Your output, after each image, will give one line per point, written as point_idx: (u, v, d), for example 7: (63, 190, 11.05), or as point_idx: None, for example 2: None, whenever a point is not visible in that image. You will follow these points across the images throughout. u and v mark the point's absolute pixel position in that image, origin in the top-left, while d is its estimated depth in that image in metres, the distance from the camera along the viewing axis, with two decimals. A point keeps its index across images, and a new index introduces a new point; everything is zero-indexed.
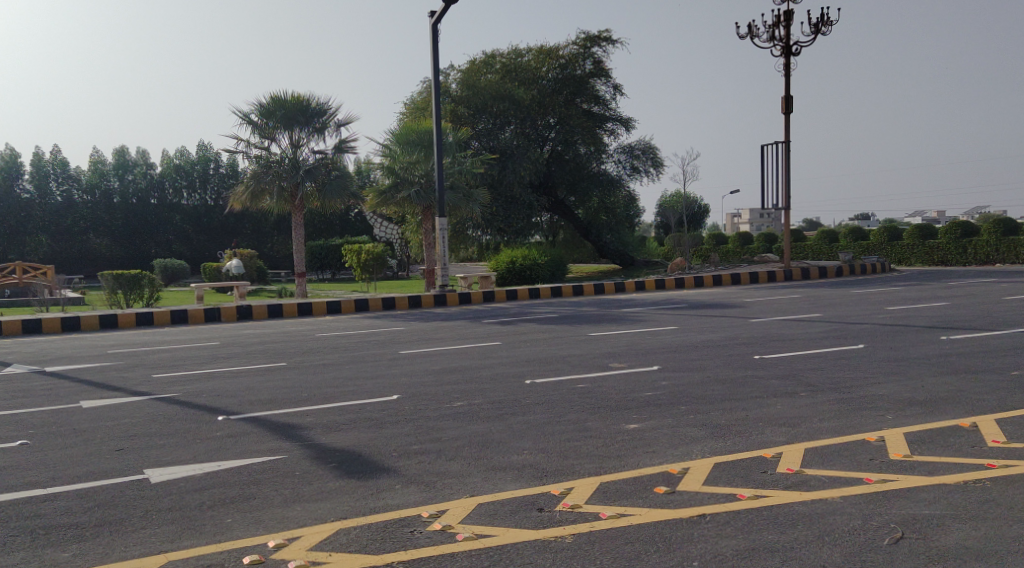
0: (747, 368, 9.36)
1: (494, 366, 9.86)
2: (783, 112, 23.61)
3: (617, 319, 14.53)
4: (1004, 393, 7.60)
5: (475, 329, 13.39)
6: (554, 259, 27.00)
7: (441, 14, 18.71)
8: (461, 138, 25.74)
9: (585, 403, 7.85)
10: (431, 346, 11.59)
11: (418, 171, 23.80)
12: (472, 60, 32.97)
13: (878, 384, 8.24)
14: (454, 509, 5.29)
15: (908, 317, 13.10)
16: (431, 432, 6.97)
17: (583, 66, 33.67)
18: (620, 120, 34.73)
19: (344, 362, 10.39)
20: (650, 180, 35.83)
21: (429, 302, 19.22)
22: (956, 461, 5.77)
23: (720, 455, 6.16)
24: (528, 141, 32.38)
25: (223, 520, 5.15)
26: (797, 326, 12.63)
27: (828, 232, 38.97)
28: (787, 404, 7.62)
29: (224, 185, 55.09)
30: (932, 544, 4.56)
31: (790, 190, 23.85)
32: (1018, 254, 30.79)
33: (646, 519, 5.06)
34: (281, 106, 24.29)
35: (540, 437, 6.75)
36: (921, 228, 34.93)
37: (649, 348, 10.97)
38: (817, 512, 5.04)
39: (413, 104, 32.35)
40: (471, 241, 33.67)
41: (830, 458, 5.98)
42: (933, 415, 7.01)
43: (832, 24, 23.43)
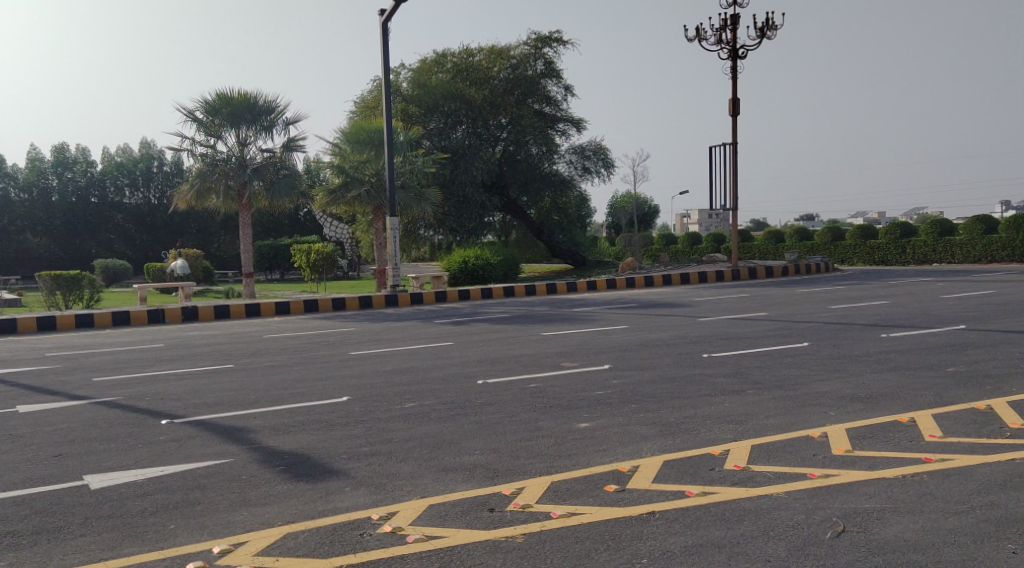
0: (694, 366, 9.48)
1: (445, 367, 9.83)
2: (730, 114, 23.98)
3: (568, 319, 14.58)
4: (941, 389, 7.81)
5: (427, 330, 13.33)
6: (507, 259, 26.96)
7: (390, 12, 18.58)
8: (413, 137, 25.63)
9: (536, 403, 7.88)
10: (382, 347, 11.51)
11: (369, 169, 23.63)
12: (422, 60, 33.01)
13: (822, 381, 8.39)
14: (405, 510, 5.27)
15: (851, 316, 13.39)
16: (381, 433, 6.93)
17: (534, 66, 33.77)
18: (572, 121, 34.88)
19: (293, 364, 10.27)
20: (601, 181, 36.07)
21: (380, 302, 19.08)
22: (896, 455, 5.92)
23: (669, 453, 6.22)
24: (480, 141, 32.32)
25: (166, 527, 5.06)
26: (745, 325, 12.83)
27: (774, 233, 39.65)
28: (734, 401, 7.73)
29: (168, 184, 54.12)
30: (872, 537, 4.67)
31: (737, 190, 24.21)
32: (954, 253, 31.68)
33: (596, 517, 5.09)
34: (227, 103, 23.92)
35: (491, 437, 6.75)
36: (862, 229, 35.79)
37: (598, 347, 11.04)
38: (763, 508, 5.12)
39: (363, 103, 32.15)
40: (423, 241, 33.56)
41: (775, 455, 6.08)
42: (873, 410, 7.18)
43: (777, 29, 23.86)
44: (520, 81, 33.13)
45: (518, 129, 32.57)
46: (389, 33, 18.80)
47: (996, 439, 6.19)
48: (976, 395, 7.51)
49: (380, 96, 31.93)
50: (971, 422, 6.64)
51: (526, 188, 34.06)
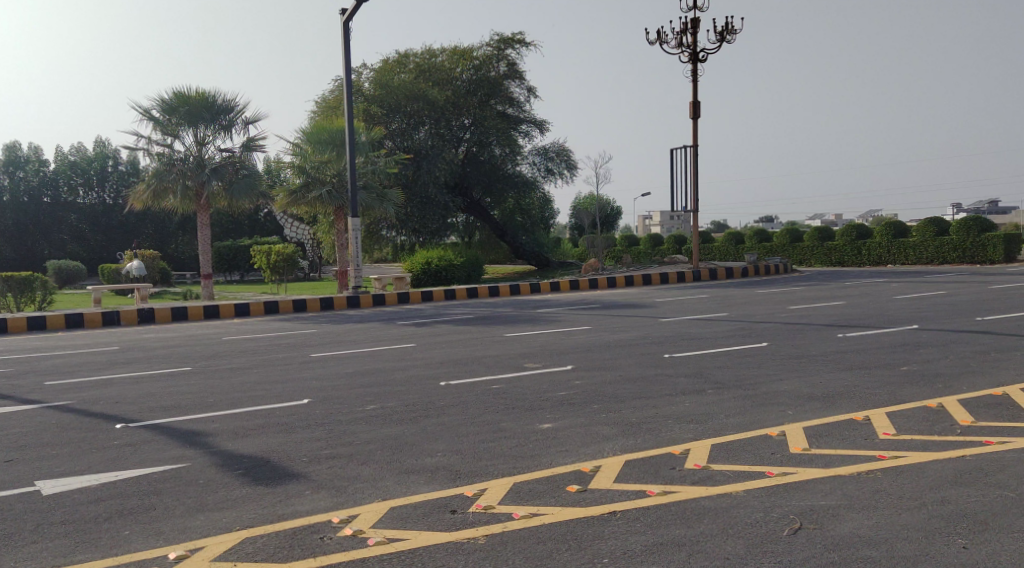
0: (655, 367, 9.56)
1: (407, 368, 9.78)
2: (691, 116, 24.19)
3: (531, 320, 14.60)
4: (895, 387, 7.96)
5: (389, 331, 13.27)
6: (471, 260, 26.89)
7: (352, 12, 18.47)
8: (375, 138, 25.48)
9: (499, 404, 7.88)
10: (344, 349, 11.43)
11: (330, 170, 23.45)
12: (385, 59, 32.81)
13: (779, 381, 8.51)
14: (365, 513, 5.24)
15: (809, 316, 13.61)
16: (342, 435, 6.89)
17: (497, 68, 33.79)
18: (535, 122, 34.94)
19: (252, 366, 10.16)
20: (564, 183, 36.19)
21: (341, 304, 18.95)
22: (851, 453, 6.02)
23: (631, 453, 6.26)
24: (442, 141, 32.22)
25: (119, 533, 4.98)
26: (705, 326, 12.97)
27: (735, 234, 40.08)
28: (695, 401, 7.80)
29: (124, 183, 53.22)
30: (828, 534, 4.74)
31: (698, 192, 24.44)
32: (907, 255, 32.25)
33: (558, 518, 5.11)
34: (184, 102, 23.60)
35: (454, 439, 6.75)
36: (819, 231, 36.34)
37: (559, 348, 11.07)
38: (722, 506, 5.17)
39: (324, 102, 31.93)
40: (385, 241, 33.39)
41: (735, 454, 6.14)
42: (830, 409, 7.29)
43: (736, 33, 24.12)
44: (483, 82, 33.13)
45: (481, 130, 32.52)
46: (350, 33, 18.69)
47: (947, 436, 6.32)
48: (929, 393, 7.67)
49: (341, 96, 31.67)
50: (924, 420, 6.77)
51: (489, 190, 34.06)
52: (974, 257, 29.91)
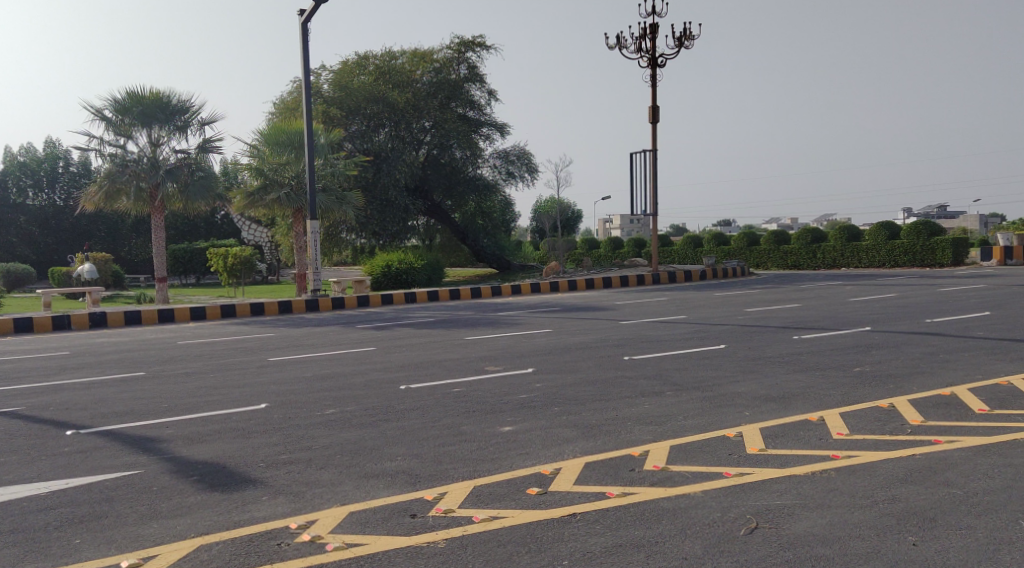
0: (614, 369, 9.62)
1: (367, 372, 9.72)
2: (650, 121, 24.42)
3: (491, 323, 14.60)
4: (849, 388, 8.11)
5: (348, 335, 13.18)
6: (432, 263, 26.82)
7: (310, 13, 18.34)
8: (334, 140, 25.32)
9: (459, 408, 7.86)
10: (303, 353, 11.33)
11: (288, 172, 23.25)
12: (344, 61, 32.60)
13: (737, 382, 8.62)
14: (324, 519, 5.20)
15: (766, 318, 13.79)
16: (301, 440, 6.83)
17: (457, 70, 33.79)
18: (495, 125, 35.00)
19: (207, 371, 10.03)
20: (525, 186, 36.29)
21: (300, 308, 18.78)
22: (805, 453, 6.12)
23: (591, 455, 6.30)
24: (403, 144, 32.10)
25: (70, 542, 4.89)
26: (664, 328, 13.08)
27: (693, 237, 40.52)
28: (653, 403, 7.86)
29: (75, 184, 52.13)
30: (782, 533, 4.81)
31: (657, 196, 24.67)
32: (860, 258, 32.86)
33: (519, 520, 5.12)
34: (138, 103, 23.26)
35: (414, 442, 6.73)
36: (776, 235, 36.83)
37: (520, 351, 11.09)
38: (680, 507, 5.23)
39: (282, 104, 31.64)
40: (345, 244, 33.08)
41: (693, 455, 6.20)
42: (785, 410, 7.39)
43: (694, 39, 24.42)
44: (444, 85, 33.02)
45: (441, 132, 32.48)
46: (309, 33, 18.55)
47: (898, 435, 6.45)
48: (881, 394, 7.82)
49: (300, 97, 31.36)
50: (876, 420, 6.90)
51: (449, 192, 34.03)
52: (925, 260, 30.51)
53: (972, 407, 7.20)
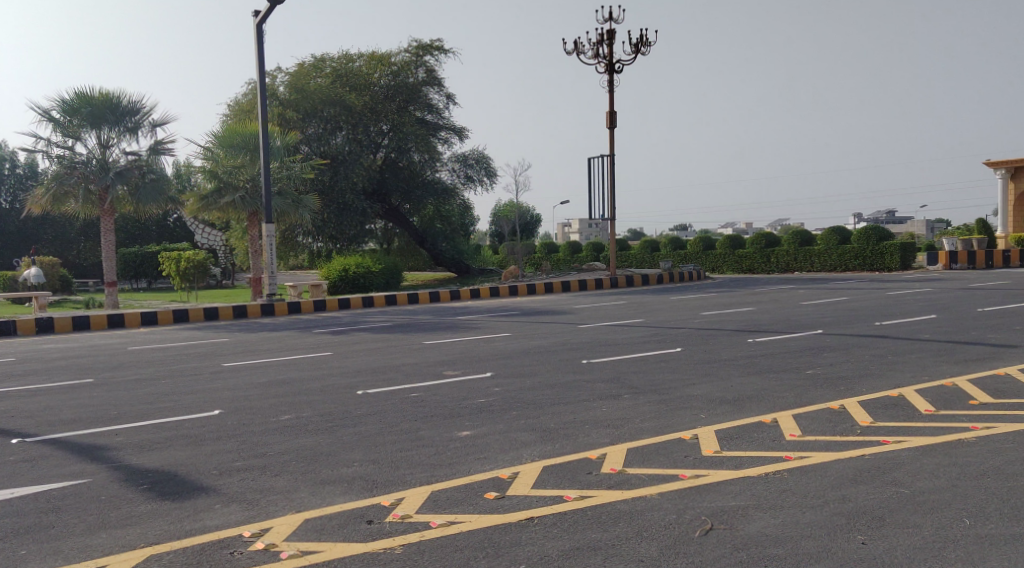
0: (572, 372, 9.65)
1: (324, 377, 9.63)
2: (607, 126, 24.61)
3: (450, 327, 14.56)
4: (802, 390, 8.24)
5: (305, 340, 13.06)
6: (390, 268, 26.73)
7: (265, 14, 18.16)
8: (290, 143, 25.07)
9: (416, 412, 7.82)
10: (258, 358, 11.21)
11: (243, 175, 23.07)
12: (301, 63, 32.27)
13: (693, 385, 8.72)
14: (279, 527, 5.14)
15: (721, 321, 13.96)
16: (255, 447, 6.75)
17: (415, 74, 33.60)
18: (453, 129, 34.92)
19: (160, 377, 9.86)
20: (484, 190, 36.32)
21: (255, 313, 18.54)
22: (759, 455, 6.20)
23: (549, 459, 6.31)
24: (360, 148, 31.91)
25: (15, 553, 4.77)
26: (622, 331, 13.17)
27: (650, 242, 40.89)
28: (610, 406, 7.91)
29: (21, 187, 50.81)
30: (736, 534, 4.87)
31: (615, 201, 24.86)
32: (812, 262, 33.42)
33: (476, 525, 5.12)
34: (87, 103, 22.80)
35: (370, 448, 6.69)
36: (731, 239, 37.33)
37: (478, 355, 11.08)
38: (637, 510, 5.26)
39: (237, 105, 31.28)
40: (301, 248, 33.00)
41: (650, 458, 6.25)
42: (740, 412, 7.49)
43: (651, 46, 24.66)
44: (401, 88, 32.92)
45: (399, 136, 32.37)
46: (264, 35, 18.37)
47: (847, 436, 6.58)
48: (833, 395, 7.95)
49: (255, 99, 30.99)
50: (827, 421, 7.02)
51: (407, 196, 33.92)
52: (874, 264, 31.09)
53: (919, 408, 7.35)
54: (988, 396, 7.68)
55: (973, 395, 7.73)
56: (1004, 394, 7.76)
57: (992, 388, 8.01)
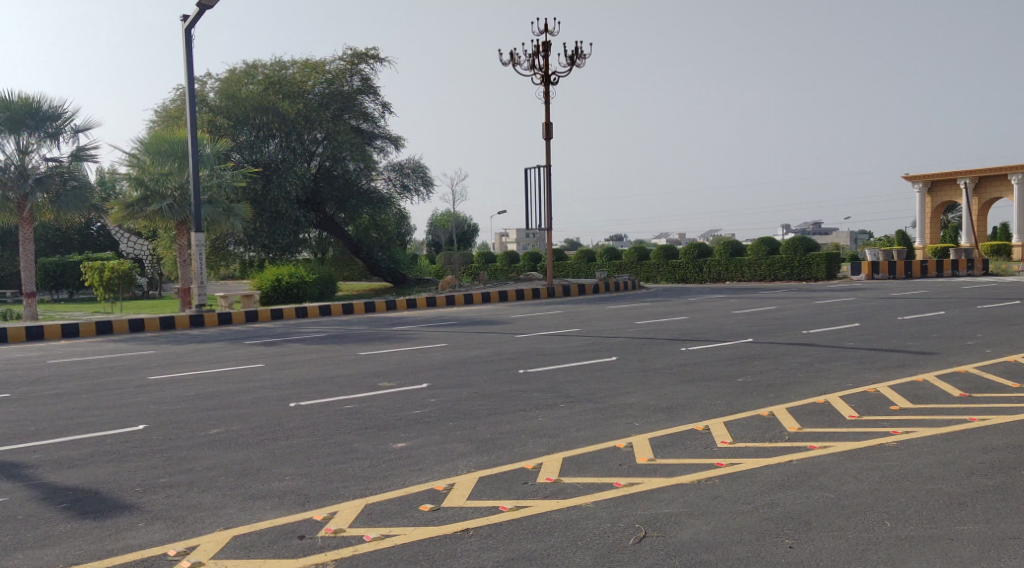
0: (508, 382, 9.64)
1: (255, 390, 9.44)
2: (544, 137, 24.74)
3: (386, 338, 14.42)
4: (733, 398, 8.36)
5: (236, 351, 12.79)
6: (323, 277, 26.44)
7: (194, 19, 17.81)
8: (220, 151, 24.60)
9: (350, 424, 7.70)
10: (186, 371, 10.91)
11: (172, 183, 22.40)
12: (232, 69, 31.67)
13: (627, 393, 8.78)
14: (205, 544, 5.01)
15: (655, 330, 14.12)
16: (182, 462, 6.57)
17: (349, 82, 33.50)
18: (389, 138, 34.81)
19: (83, 391, 9.54)
20: (420, 199, 36.15)
21: (183, 324, 18.10)
22: (692, 462, 6.26)
23: (484, 469, 6.28)
24: (293, 156, 31.52)
25: None
26: (558, 341, 13.21)
27: (586, 252, 41.20)
28: (546, 415, 7.91)
29: None
30: (669, 541, 4.90)
31: (552, 211, 25.00)
32: (743, 272, 34.07)
33: (412, 538, 5.05)
34: (5, 108, 22.00)
35: (302, 461, 6.56)
36: (665, 249, 37.90)
37: (414, 366, 10.99)
38: (571, 518, 5.27)
39: (165, 112, 30.58)
40: (232, 258, 32.39)
41: (585, 466, 6.27)
42: (673, 420, 7.57)
43: (587, 58, 24.91)
44: (335, 96, 32.85)
45: (334, 144, 32.08)
46: (192, 40, 18.00)
47: (777, 442, 6.70)
48: (762, 403, 8.09)
49: (184, 106, 30.42)
50: (757, 428, 7.14)
51: (342, 206, 33.57)
52: (802, 274, 31.86)
53: (844, 414, 7.54)
54: (909, 402, 7.91)
55: (895, 401, 7.96)
56: (924, 399, 8.01)
57: (912, 394, 8.27)
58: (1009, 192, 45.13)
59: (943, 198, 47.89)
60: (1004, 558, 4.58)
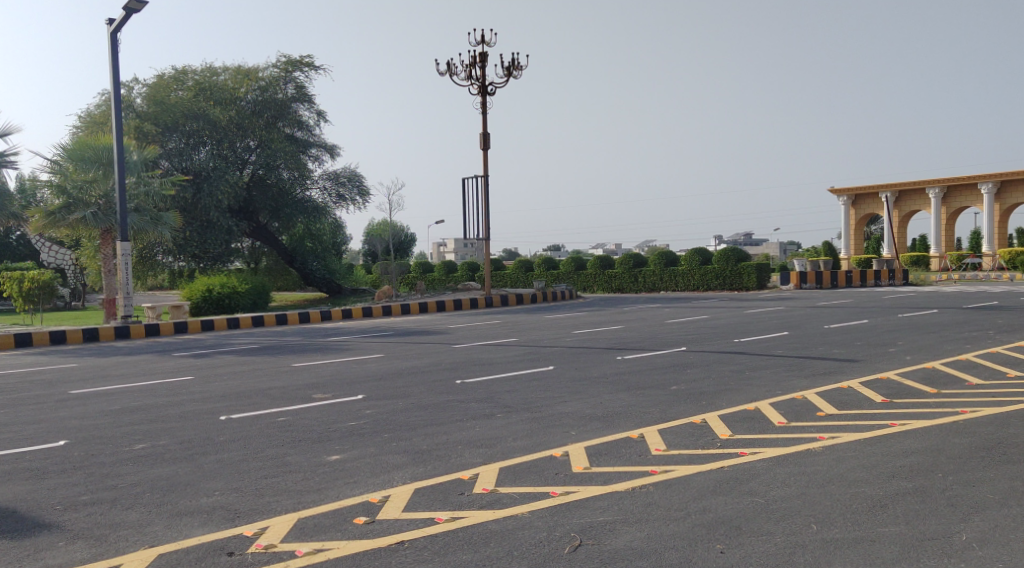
0: (444, 393, 9.55)
1: (184, 403, 9.19)
2: (480, 147, 24.78)
3: (320, 349, 14.18)
4: (667, 406, 8.44)
5: (164, 364, 12.45)
6: (257, 287, 25.90)
7: (120, 23, 17.36)
8: (148, 158, 23.98)
9: (282, 437, 7.54)
10: (111, 384, 10.57)
11: (95, 191, 21.81)
12: (160, 75, 31.03)
13: (563, 402, 8.79)
14: (129, 563, 4.84)
15: (592, 340, 14.17)
16: (105, 479, 6.34)
17: (284, 90, 32.98)
18: (325, 146, 34.36)
19: (1, 406, 9.17)
20: (356, 209, 35.73)
21: (108, 336, 17.57)
22: (627, 470, 6.29)
23: (420, 481, 6.21)
24: (225, 164, 30.89)
25: None
26: (495, 351, 13.19)
27: (524, 262, 41.37)
28: (483, 426, 7.86)
29: None
30: (605, 549, 4.91)
31: (489, 221, 25.02)
32: (677, 281, 34.58)
33: (345, 552, 4.96)
34: None
35: (232, 476, 6.40)
36: (602, 260, 38.27)
37: (349, 377, 10.83)
38: (507, 528, 5.24)
39: (89, 118, 29.73)
40: (160, 268, 31.53)
41: (521, 476, 6.25)
42: (609, 428, 7.60)
43: (523, 69, 25.08)
44: (270, 103, 32.12)
45: (267, 152, 31.59)
46: (118, 44, 17.55)
47: (710, 449, 6.77)
48: (694, 410, 8.18)
49: (109, 111, 29.62)
50: (691, 435, 7.22)
51: (277, 214, 32.98)
52: (733, 284, 32.49)
53: (773, 421, 7.67)
54: (835, 408, 8.09)
55: (822, 407, 8.14)
56: (850, 405, 8.20)
57: (838, 400, 8.46)
58: (927, 205, 46.85)
59: (866, 210, 49.47)
60: (925, 558, 4.70)
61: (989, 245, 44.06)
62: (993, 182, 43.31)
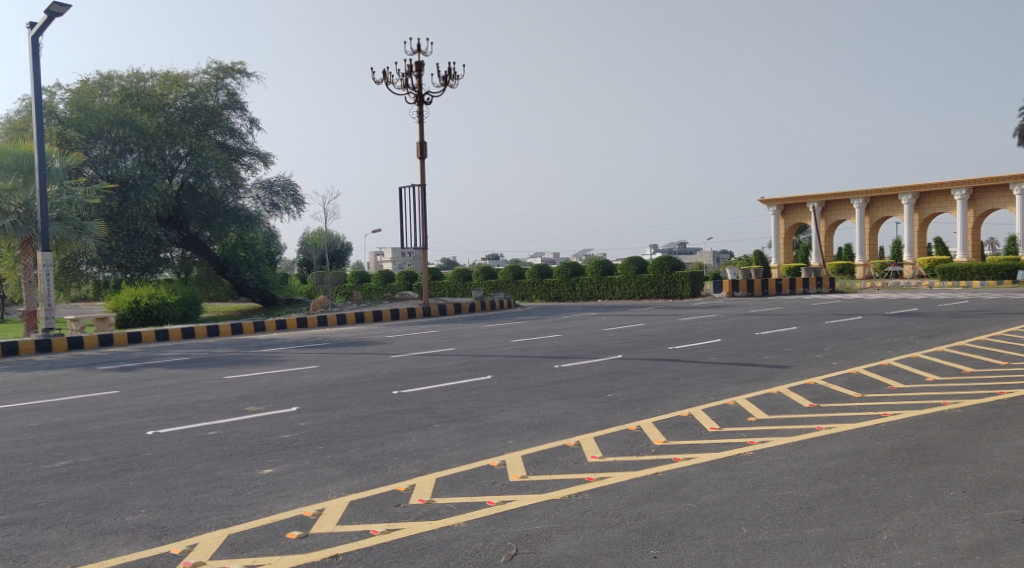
0: (381, 403, 9.48)
1: (110, 418, 8.92)
2: (417, 156, 24.70)
3: (253, 360, 13.88)
4: (603, 413, 8.50)
5: (89, 378, 12.04)
6: (186, 300, 25.38)
7: (42, 26, 16.85)
8: (71, 165, 23.24)
9: (213, 451, 7.40)
10: (31, 400, 10.17)
11: (15, 199, 20.96)
12: (85, 81, 30.23)
13: (500, 412, 8.78)
14: None
15: (528, 348, 14.22)
16: (23, 498, 6.09)
17: (214, 96, 32.56)
18: (258, 154, 33.77)
19: None
20: (291, 217, 35.17)
21: (28, 350, 16.96)
22: (562, 478, 6.31)
23: (355, 493, 6.13)
24: (153, 171, 30.12)
25: None
26: (433, 360, 13.12)
27: (462, 271, 41.34)
28: (419, 436, 7.81)
29: None
30: (540, 557, 4.91)
31: (426, 229, 24.92)
32: (614, 290, 34.89)
33: None
34: None
35: (160, 492, 6.22)
36: (539, 268, 38.43)
37: (284, 389, 10.66)
38: (443, 539, 5.21)
39: (9, 123, 28.74)
40: (85, 278, 30.55)
41: (458, 486, 6.22)
42: (546, 436, 7.63)
43: (459, 79, 25.12)
44: (199, 110, 31.69)
45: (198, 160, 30.95)
46: (39, 49, 17.01)
47: (644, 455, 6.85)
48: (629, 418, 8.25)
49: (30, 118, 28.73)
50: (625, 442, 7.28)
51: (208, 223, 32.31)
52: (668, 292, 32.87)
53: (705, 426, 7.78)
54: (765, 414, 8.24)
55: (752, 413, 8.27)
56: (778, 410, 8.37)
57: (768, 405, 8.62)
58: (852, 214, 48.30)
59: (795, 220, 50.82)
60: (848, 558, 4.82)
61: (910, 254, 45.22)
62: (912, 193, 44.96)
